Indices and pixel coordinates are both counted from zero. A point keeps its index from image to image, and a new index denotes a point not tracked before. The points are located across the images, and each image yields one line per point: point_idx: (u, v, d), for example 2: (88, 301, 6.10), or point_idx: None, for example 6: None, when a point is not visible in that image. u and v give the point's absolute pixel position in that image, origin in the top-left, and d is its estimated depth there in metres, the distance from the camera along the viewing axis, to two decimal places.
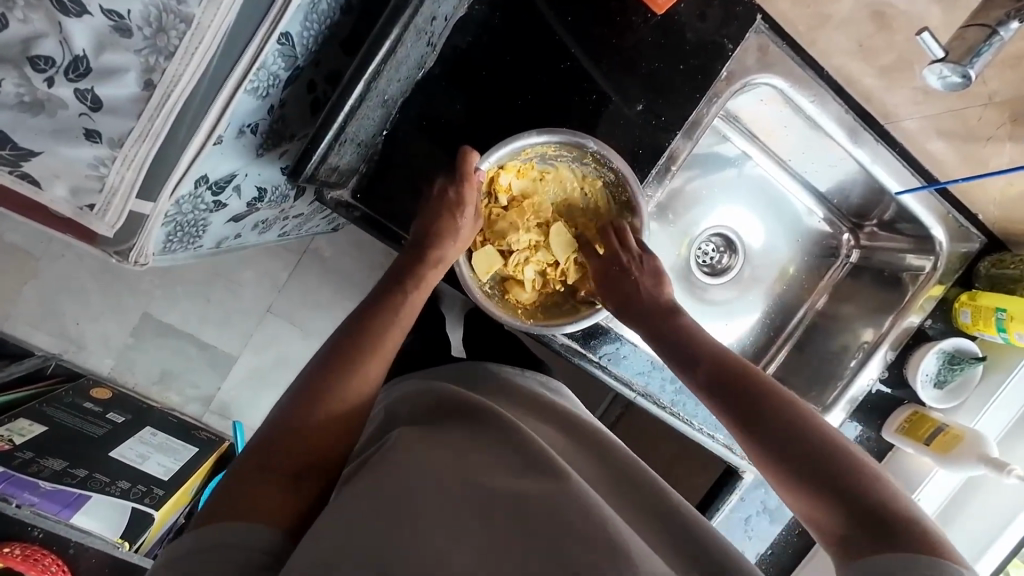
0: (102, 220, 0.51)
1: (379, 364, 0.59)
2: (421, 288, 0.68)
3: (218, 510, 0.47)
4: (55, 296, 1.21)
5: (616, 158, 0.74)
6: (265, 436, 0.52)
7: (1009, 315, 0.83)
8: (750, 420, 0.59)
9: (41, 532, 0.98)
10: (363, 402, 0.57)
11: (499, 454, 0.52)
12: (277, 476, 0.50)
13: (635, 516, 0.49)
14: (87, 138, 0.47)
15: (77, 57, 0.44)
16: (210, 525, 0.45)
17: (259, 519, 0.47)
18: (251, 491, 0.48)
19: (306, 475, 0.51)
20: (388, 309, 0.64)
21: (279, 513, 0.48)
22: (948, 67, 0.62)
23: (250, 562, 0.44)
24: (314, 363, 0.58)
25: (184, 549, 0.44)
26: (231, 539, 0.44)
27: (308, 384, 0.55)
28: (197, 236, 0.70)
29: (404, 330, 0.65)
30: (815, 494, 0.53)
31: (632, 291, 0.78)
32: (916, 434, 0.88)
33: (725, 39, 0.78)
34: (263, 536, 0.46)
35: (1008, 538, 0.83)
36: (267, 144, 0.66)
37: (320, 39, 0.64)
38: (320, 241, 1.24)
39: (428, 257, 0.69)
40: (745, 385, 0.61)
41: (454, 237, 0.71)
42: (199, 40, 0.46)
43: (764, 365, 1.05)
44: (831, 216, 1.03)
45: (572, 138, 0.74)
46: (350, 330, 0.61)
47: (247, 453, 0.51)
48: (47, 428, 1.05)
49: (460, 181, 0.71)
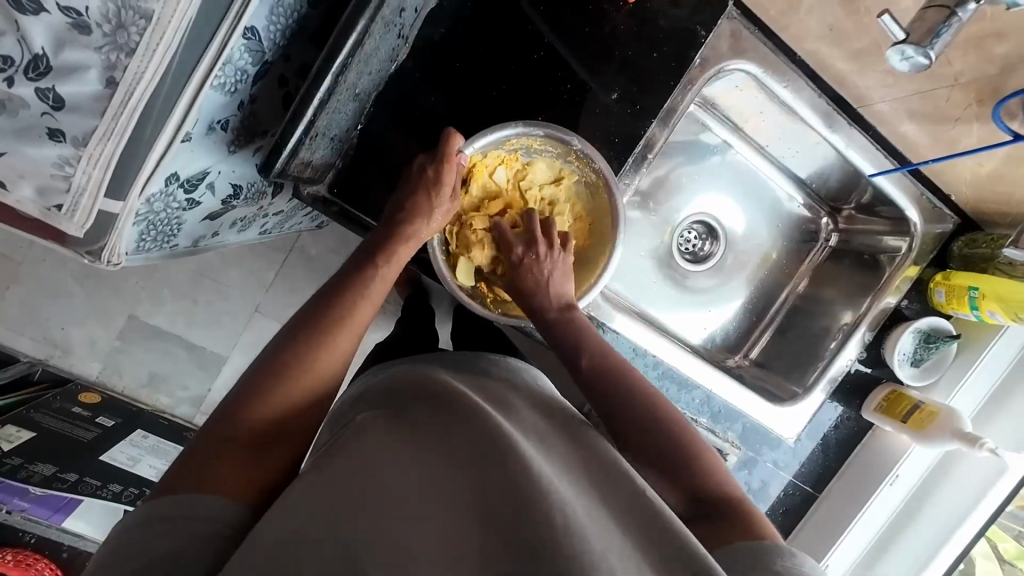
0: (71, 221, 0.51)
1: (347, 338, 0.60)
2: (393, 263, 0.68)
3: (181, 480, 0.48)
4: (38, 300, 1.20)
5: (599, 159, 0.76)
6: (232, 403, 0.53)
7: (982, 293, 0.85)
8: (625, 421, 0.61)
9: (33, 537, 1.06)
10: (334, 372, 0.59)
11: (461, 436, 0.51)
12: (238, 446, 0.51)
13: (594, 482, 0.50)
14: (51, 137, 0.47)
15: (37, 56, 0.44)
16: (165, 496, 0.46)
17: (218, 490, 0.48)
18: (211, 464, 0.49)
19: (270, 446, 0.52)
20: (358, 281, 0.64)
21: (236, 484, 0.49)
22: (909, 48, 0.62)
23: (204, 532, 0.44)
24: (284, 336, 0.58)
25: (135, 521, 0.44)
26: (187, 512, 0.45)
27: (272, 356, 0.56)
28: (171, 234, 0.69)
29: (376, 308, 0.65)
30: (677, 485, 0.57)
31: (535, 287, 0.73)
32: (894, 411, 0.91)
33: (697, 26, 0.78)
34: (223, 507, 0.46)
35: (980, 514, 0.85)
36: (238, 141, 0.66)
37: (288, 33, 0.63)
38: (306, 238, 1.24)
39: (402, 234, 0.69)
40: (619, 380, 0.64)
41: (430, 219, 0.71)
42: (160, 35, 0.45)
43: (748, 349, 1.06)
44: (810, 200, 1.03)
45: (555, 133, 0.76)
46: (318, 304, 0.62)
47: (213, 424, 0.52)
48: (36, 433, 1.06)
49: (440, 160, 0.70)
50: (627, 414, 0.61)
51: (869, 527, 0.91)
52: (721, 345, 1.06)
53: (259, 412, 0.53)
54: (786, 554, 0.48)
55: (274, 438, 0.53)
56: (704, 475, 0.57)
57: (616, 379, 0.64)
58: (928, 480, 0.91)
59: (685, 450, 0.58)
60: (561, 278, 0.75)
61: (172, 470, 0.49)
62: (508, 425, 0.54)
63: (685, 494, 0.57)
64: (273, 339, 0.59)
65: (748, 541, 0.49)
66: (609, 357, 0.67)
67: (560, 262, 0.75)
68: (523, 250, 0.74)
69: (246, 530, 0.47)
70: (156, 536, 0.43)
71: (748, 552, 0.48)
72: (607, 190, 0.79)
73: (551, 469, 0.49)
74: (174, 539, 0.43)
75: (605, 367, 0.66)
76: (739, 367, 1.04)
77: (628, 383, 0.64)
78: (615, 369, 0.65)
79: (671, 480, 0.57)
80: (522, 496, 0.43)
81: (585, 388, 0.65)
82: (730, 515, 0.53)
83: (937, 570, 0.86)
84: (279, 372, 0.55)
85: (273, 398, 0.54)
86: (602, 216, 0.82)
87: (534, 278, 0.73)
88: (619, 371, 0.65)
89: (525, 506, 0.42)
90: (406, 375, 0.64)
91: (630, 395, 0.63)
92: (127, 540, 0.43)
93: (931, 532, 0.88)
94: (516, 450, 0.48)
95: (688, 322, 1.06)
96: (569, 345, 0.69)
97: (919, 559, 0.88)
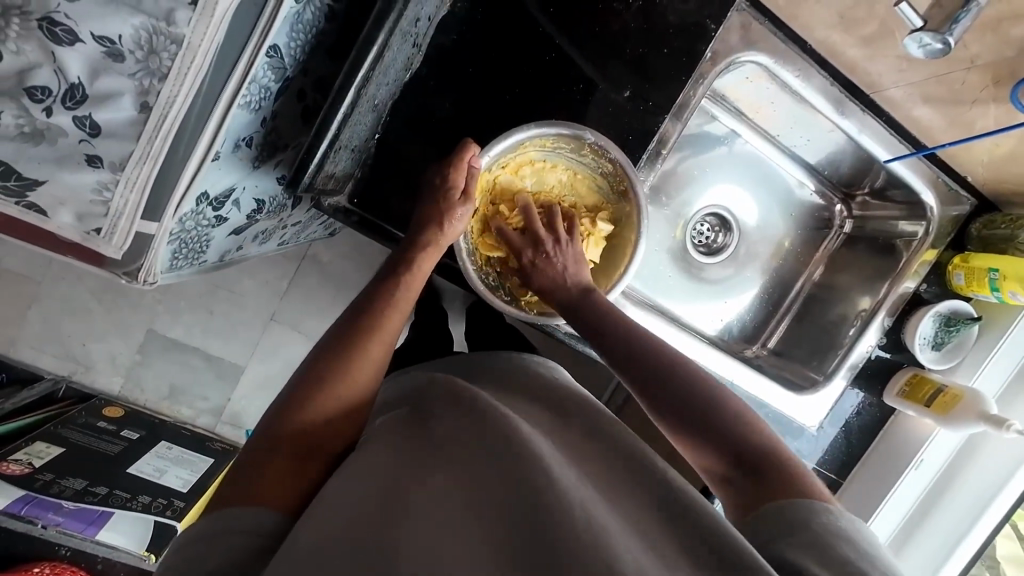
0: (109, 243, 0.51)
1: (380, 348, 0.62)
2: (415, 274, 0.69)
3: (227, 495, 0.49)
4: (59, 317, 1.22)
5: (613, 148, 0.75)
6: (272, 419, 0.55)
7: (1002, 274, 0.85)
8: (653, 388, 0.61)
9: (69, 550, 1.07)
10: (367, 385, 0.60)
11: (489, 442, 0.52)
12: (280, 460, 0.52)
13: (613, 480, 0.51)
14: (89, 163, 0.48)
15: (73, 85, 0.45)
16: (215, 512, 0.48)
17: (264, 503, 0.49)
18: (255, 480, 0.50)
19: (308, 457, 0.54)
20: (384, 296, 0.66)
21: (281, 495, 0.51)
22: (927, 35, 0.64)
23: (255, 544, 0.46)
24: (321, 349, 0.61)
25: (196, 533, 0.46)
26: (236, 525, 0.46)
27: (308, 370, 0.58)
28: (201, 251, 0.71)
29: (404, 318, 0.67)
30: (715, 446, 0.56)
31: (558, 279, 0.76)
32: (916, 396, 0.91)
33: (707, 19, 0.78)
34: (267, 519, 0.48)
35: (1011, 491, 0.85)
36: (261, 157, 0.67)
37: (307, 48, 0.64)
38: (318, 247, 1.25)
39: (422, 244, 0.70)
40: (642, 353, 0.64)
41: (445, 225, 0.71)
42: (191, 59, 0.46)
43: (764, 339, 1.06)
44: (822, 187, 1.03)
45: (570, 130, 0.75)
46: (350, 317, 0.64)
47: (256, 436, 0.54)
48: (65, 449, 1.09)
49: (449, 168, 0.70)
50: (665, 385, 0.60)
51: (898, 513, 0.91)
52: (738, 336, 1.06)
53: (295, 422, 0.54)
54: (832, 514, 0.47)
55: (311, 449, 0.54)
56: (744, 430, 0.56)
57: (643, 350, 0.64)
58: (954, 463, 0.91)
59: (715, 407, 0.58)
60: (576, 267, 0.77)
61: (220, 486, 0.51)
62: (528, 425, 0.56)
63: (723, 455, 0.55)
64: (308, 355, 0.61)
65: (789, 501, 0.49)
66: (631, 331, 0.67)
67: (572, 251, 0.78)
68: (533, 253, 0.78)
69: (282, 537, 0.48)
70: (204, 548, 0.45)
71: (788, 512, 0.47)
72: (625, 179, 0.79)
73: (574, 470, 0.50)
74: (224, 550, 0.44)
75: (628, 341, 0.66)
76: (756, 357, 1.04)
77: (657, 354, 0.63)
78: (639, 340, 0.65)
79: (706, 442, 0.57)
80: (546, 494, 0.44)
81: (611, 357, 0.66)
82: (772, 472, 0.52)
83: (964, 553, 0.87)
84: (315, 383, 0.57)
85: (312, 407, 0.55)
86: (622, 206, 0.83)
87: (549, 276, 0.77)
88: (641, 342, 0.65)
89: (551, 506, 0.43)
90: (422, 382, 0.66)
91: (655, 361, 0.62)
92: (183, 556, 0.45)
93: (956, 515, 0.88)
94: (538, 451, 0.49)
95: (702, 314, 1.06)
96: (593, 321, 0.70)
97: (945, 543, 0.88)
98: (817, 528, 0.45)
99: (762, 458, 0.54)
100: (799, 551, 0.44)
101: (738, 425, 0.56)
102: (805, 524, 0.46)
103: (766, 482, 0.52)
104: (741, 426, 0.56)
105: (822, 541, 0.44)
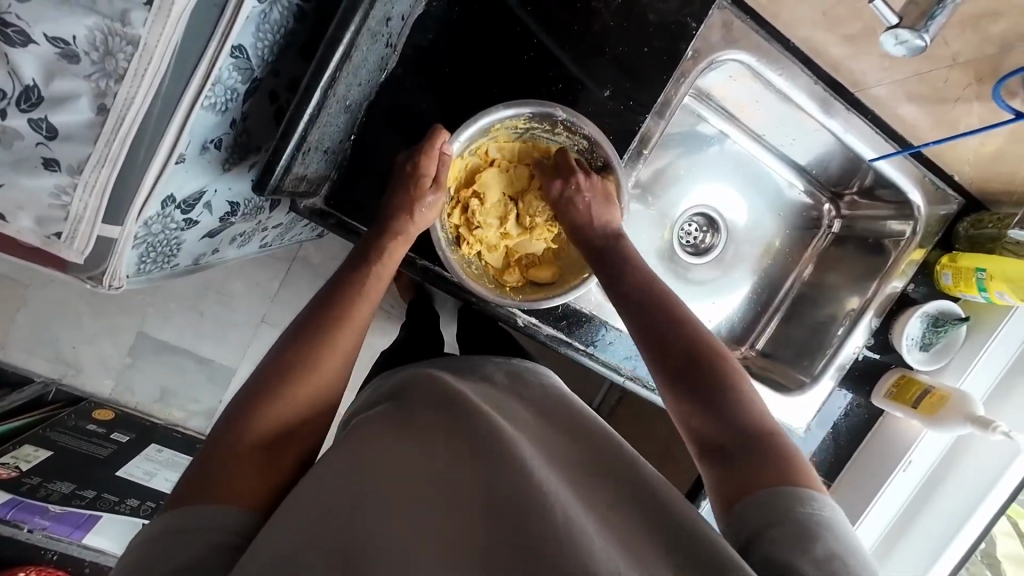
0: (70, 247, 0.51)
1: (350, 336, 0.62)
2: (387, 262, 0.68)
3: (190, 491, 0.48)
4: (47, 319, 1.21)
5: (587, 124, 0.75)
6: (236, 413, 0.54)
7: (989, 274, 0.84)
8: (666, 346, 0.62)
9: (55, 554, 1.02)
10: (334, 381, 0.59)
11: (455, 446, 0.51)
12: (245, 455, 0.51)
13: (588, 472, 0.52)
14: (46, 166, 0.48)
15: (28, 87, 0.45)
16: (177, 510, 0.47)
17: (226, 500, 0.48)
18: (218, 477, 0.49)
19: (275, 451, 0.53)
20: (355, 286, 0.65)
21: (247, 492, 0.50)
22: (904, 32, 0.62)
23: (221, 542, 0.45)
24: (284, 341, 0.60)
25: (157, 533, 0.45)
26: (200, 523, 0.46)
27: (276, 361, 0.57)
28: (171, 254, 0.70)
29: (374, 306, 0.66)
30: (712, 422, 0.57)
31: (583, 218, 0.76)
32: (904, 398, 0.90)
33: (688, 18, 0.77)
34: (231, 517, 0.47)
35: (1003, 491, 0.84)
36: (232, 159, 0.66)
37: (276, 48, 0.63)
38: (307, 248, 1.24)
39: (391, 231, 0.69)
40: (663, 316, 0.64)
41: (415, 212, 0.70)
42: (148, 60, 0.46)
43: (754, 340, 1.05)
44: (810, 187, 1.03)
45: (541, 109, 0.74)
46: (319, 305, 0.63)
47: (219, 431, 0.53)
48: (52, 452, 1.09)
49: (420, 153, 0.69)
50: (679, 350, 0.61)
51: (887, 512, 0.90)
52: (727, 337, 1.05)
53: (261, 418, 0.53)
54: (816, 505, 0.48)
55: (281, 443, 0.54)
56: (747, 412, 0.57)
57: (663, 315, 0.64)
58: (943, 464, 0.90)
59: (726, 383, 0.59)
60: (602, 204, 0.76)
61: (183, 480, 0.50)
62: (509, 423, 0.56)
63: (719, 426, 0.56)
64: (273, 347, 0.60)
65: (774, 488, 0.49)
66: (653, 291, 0.67)
67: (596, 189, 0.76)
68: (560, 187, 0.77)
69: (253, 537, 0.47)
70: (165, 549, 0.44)
71: (773, 500, 0.48)
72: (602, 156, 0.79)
73: (554, 462, 0.50)
74: (191, 550, 0.44)
75: (652, 298, 0.66)
76: (746, 359, 1.03)
77: (677, 320, 0.64)
78: (664, 304, 0.66)
79: (704, 407, 0.58)
80: (523, 489, 0.44)
81: (630, 312, 0.67)
82: (763, 453, 0.53)
83: (955, 551, 0.86)
84: (279, 374, 0.56)
85: (277, 403, 0.55)
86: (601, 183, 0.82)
87: (575, 212, 0.76)
88: (664, 308, 0.65)
89: (532, 506, 0.43)
90: (405, 381, 0.65)
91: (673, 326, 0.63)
92: (142, 555, 0.44)
93: (946, 513, 0.87)
94: (518, 452, 0.49)
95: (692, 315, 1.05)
96: (610, 277, 0.71)
97: (933, 542, 0.87)
98: (796, 520, 0.46)
99: (748, 426, 0.56)
100: (780, 544, 0.45)
101: (739, 403, 0.57)
102: (787, 516, 0.47)
103: (756, 464, 0.52)
104: (742, 407, 0.57)
105: (800, 536, 0.45)
